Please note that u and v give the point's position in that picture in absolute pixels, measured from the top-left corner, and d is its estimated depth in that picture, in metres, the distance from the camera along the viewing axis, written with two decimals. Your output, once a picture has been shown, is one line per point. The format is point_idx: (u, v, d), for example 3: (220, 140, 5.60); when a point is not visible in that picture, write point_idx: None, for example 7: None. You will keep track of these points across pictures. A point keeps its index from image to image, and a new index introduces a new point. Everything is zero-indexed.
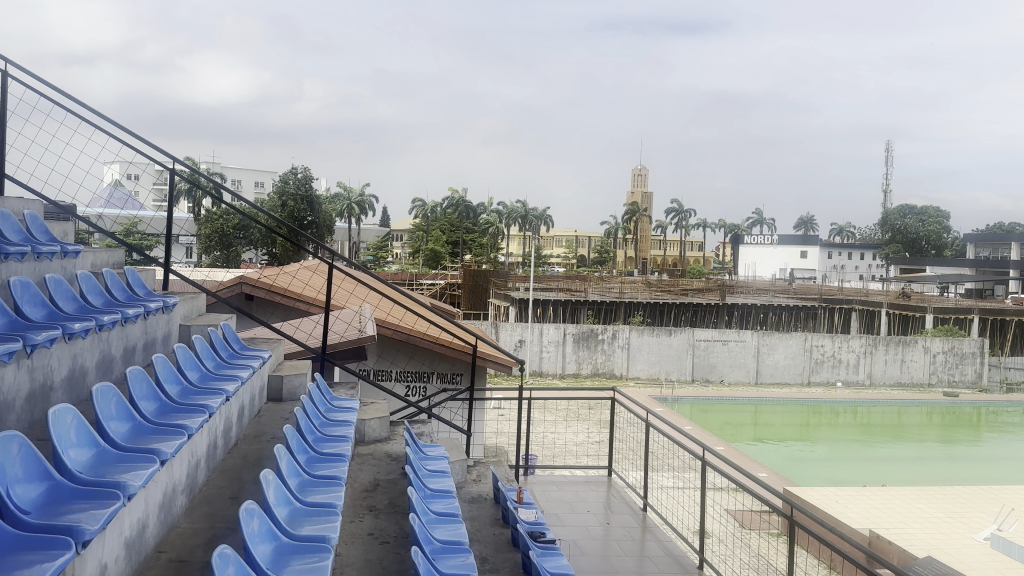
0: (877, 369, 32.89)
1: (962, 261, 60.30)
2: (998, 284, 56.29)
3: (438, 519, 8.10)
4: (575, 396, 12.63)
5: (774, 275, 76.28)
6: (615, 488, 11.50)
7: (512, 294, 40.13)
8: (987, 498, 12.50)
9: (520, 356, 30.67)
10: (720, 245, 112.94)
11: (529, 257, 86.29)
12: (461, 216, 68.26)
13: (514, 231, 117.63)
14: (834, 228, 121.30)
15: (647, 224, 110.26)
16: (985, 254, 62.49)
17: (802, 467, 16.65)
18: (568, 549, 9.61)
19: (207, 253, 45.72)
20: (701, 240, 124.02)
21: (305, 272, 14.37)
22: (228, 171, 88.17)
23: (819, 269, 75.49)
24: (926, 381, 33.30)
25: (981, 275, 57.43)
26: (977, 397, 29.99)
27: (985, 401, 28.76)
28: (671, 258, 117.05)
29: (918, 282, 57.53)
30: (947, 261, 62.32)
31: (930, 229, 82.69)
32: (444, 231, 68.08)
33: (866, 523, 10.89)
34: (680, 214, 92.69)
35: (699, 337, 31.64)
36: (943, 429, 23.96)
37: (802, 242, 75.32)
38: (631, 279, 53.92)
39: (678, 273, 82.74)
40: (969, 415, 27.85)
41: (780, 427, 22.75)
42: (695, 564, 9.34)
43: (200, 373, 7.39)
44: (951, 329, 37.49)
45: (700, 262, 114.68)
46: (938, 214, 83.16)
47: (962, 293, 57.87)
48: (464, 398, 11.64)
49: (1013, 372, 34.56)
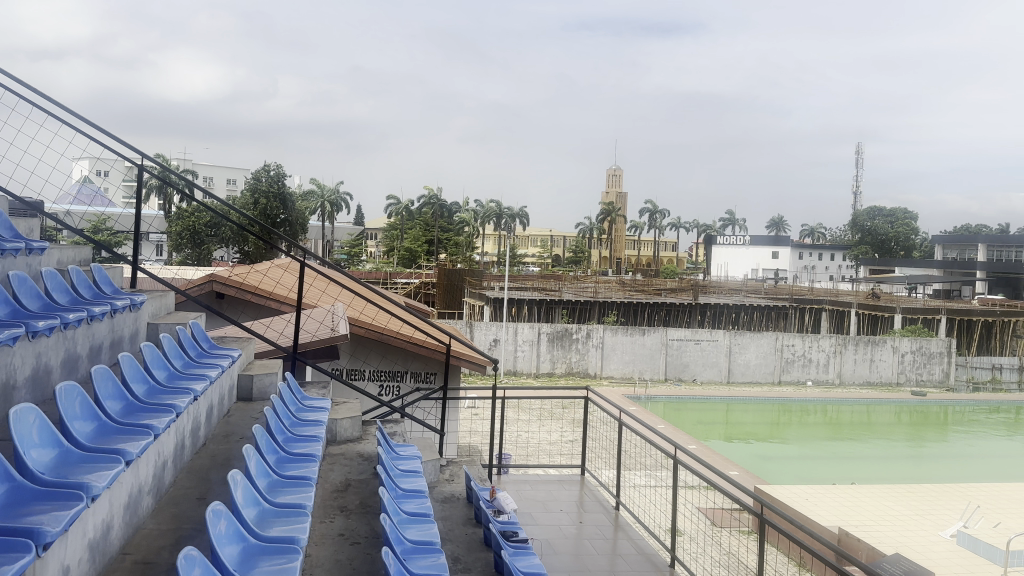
0: (847, 368, 33.25)
1: (930, 261, 61.24)
2: (965, 284, 57.34)
3: (410, 519, 8.05)
4: (549, 396, 12.59)
5: (746, 275, 76.99)
6: (588, 487, 11.50)
7: (487, 293, 40.02)
8: (954, 496, 12.66)
9: (494, 355, 30.61)
10: (694, 245, 113.86)
11: (504, 257, 86.35)
12: (437, 215, 68.00)
13: (489, 231, 117.61)
14: (805, 229, 123.02)
15: (623, 223, 110.55)
16: (952, 256, 63.46)
17: (773, 466, 16.76)
18: (541, 549, 9.59)
19: (178, 251, 45.23)
20: (674, 241, 125.00)
21: (277, 271, 14.21)
22: (199, 168, 87.15)
23: (790, 269, 76.36)
24: (894, 380, 33.76)
25: (949, 275, 58.41)
26: (945, 397, 30.42)
27: (952, 400, 29.22)
28: (645, 258, 117.91)
29: (886, 283, 58.37)
30: (915, 263, 63.26)
31: (899, 231, 83.86)
32: (420, 230, 67.84)
33: (835, 521, 11.01)
34: (653, 215, 93.06)
35: (673, 337, 31.85)
36: (911, 428, 24.27)
37: (774, 242, 76.10)
38: (605, 279, 53.99)
39: (652, 272, 83.08)
40: (937, 414, 28.23)
41: (751, 426, 22.94)
42: (667, 563, 9.38)
43: (168, 373, 7.27)
44: (919, 329, 38.02)
45: (673, 262, 115.62)
46: (907, 215, 84.63)
47: (930, 293, 58.76)
48: (437, 398, 11.58)
49: (980, 372, 34.84)
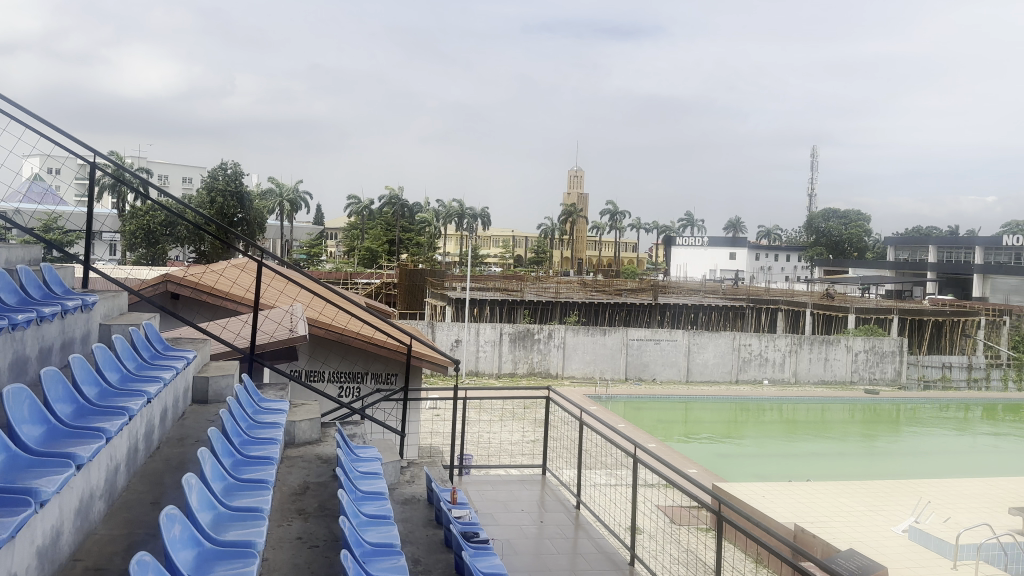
0: (802, 367, 33.86)
1: (882, 263, 62.75)
2: (916, 285, 58.85)
3: (370, 521, 7.98)
4: (510, 395, 12.58)
5: (705, 276, 78.04)
6: (549, 486, 11.53)
7: (448, 294, 39.88)
8: (906, 491, 12.94)
9: (455, 355, 30.55)
10: (654, 246, 115.12)
11: (466, 257, 86.27)
12: (399, 216, 67.65)
13: (451, 232, 117.43)
14: (763, 230, 125.33)
15: (585, 224, 111.20)
16: (904, 257, 65.05)
17: (730, 463, 17.00)
18: (502, 549, 9.57)
19: (132, 251, 44.27)
20: (633, 242, 126.36)
21: (234, 270, 13.99)
22: (154, 166, 85.52)
23: (747, 270, 77.69)
24: (848, 379, 34.45)
25: (900, 275, 59.93)
26: (897, 395, 31.17)
27: (904, 398, 29.94)
28: (607, 259, 118.94)
29: (840, 283, 59.66)
30: (868, 264, 64.77)
31: (853, 232, 85.85)
32: (381, 230, 67.42)
33: (791, 517, 11.19)
34: (614, 216, 93.80)
35: (633, 337, 32.10)
36: (864, 425, 24.81)
37: (731, 244, 77.33)
38: (567, 279, 54.24)
39: (613, 272, 83.67)
40: (889, 412, 28.91)
41: (709, 424, 23.27)
42: (627, 561, 9.44)
43: (120, 374, 7.10)
44: (872, 328, 38.90)
45: (634, 262, 116.79)
46: (859, 218, 86.77)
47: (881, 293, 60.21)
48: (398, 399, 11.51)
49: (929, 370, 35.43)
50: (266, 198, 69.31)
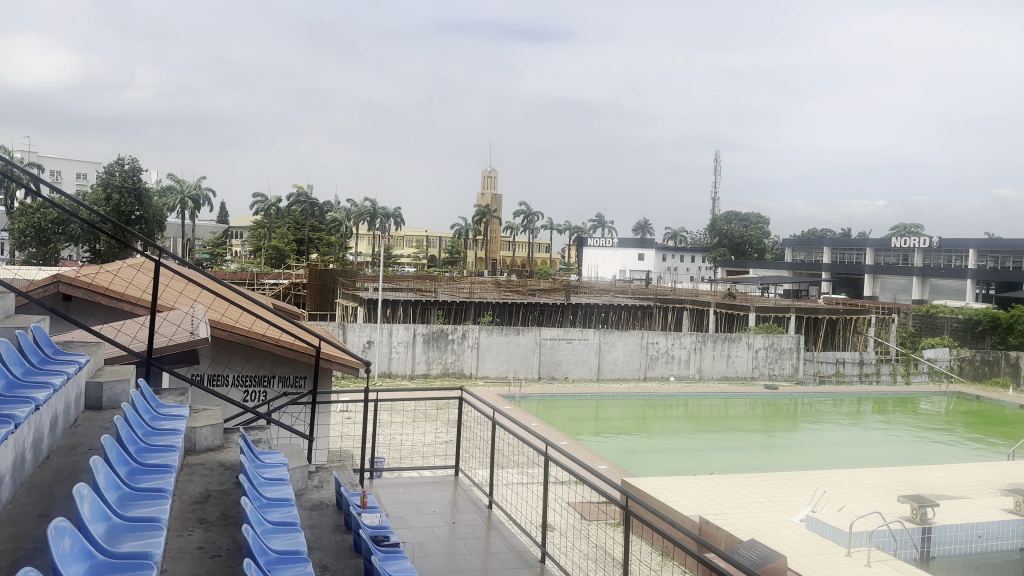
0: (706, 364, 35.01)
1: (781, 264, 65.62)
2: (811, 284, 61.83)
3: (275, 529, 7.76)
4: (423, 397, 12.49)
5: (615, 276, 79.64)
6: (461, 486, 11.49)
7: (360, 294, 39.24)
8: (802, 482, 13.54)
9: (367, 357, 30.12)
10: (568, 246, 116.77)
11: (379, 257, 85.31)
12: (310, 214, 66.17)
13: (364, 231, 115.83)
14: (671, 232, 129.11)
15: (498, 224, 111.72)
16: (800, 258, 68.18)
17: (638, 458, 17.46)
18: (412, 552, 9.49)
19: (19, 250, 41.70)
20: (546, 243, 127.98)
21: (131, 271, 13.37)
22: (46, 161, 80.82)
23: (655, 270, 79.84)
24: (749, 375, 35.80)
25: (797, 275, 62.88)
26: (795, 391, 32.60)
27: (802, 393, 31.39)
28: (521, 258, 120.08)
29: (742, 283, 62.03)
30: (768, 265, 67.61)
31: (754, 234, 89.52)
32: (290, 229, 65.85)
33: (696, 510, 11.53)
34: (528, 216, 94.62)
35: (546, 336, 32.45)
36: (763, 419, 25.84)
37: (640, 245, 79.36)
38: (479, 280, 54.42)
39: (527, 273, 84.23)
40: (787, 406, 30.19)
41: (619, 420, 23.79)
42: (537, 558, 9.52)
43: (4, 381, 6.66)
44: (771, 327, 40.57)
45: (548, 262, 118.23)
46: (761, 221, 90.62)
47: (780, 293, 62.97)
48: (306, 403, 11.26)
49: (826, 366, 37.07)
50: (166, 196, 66.51)
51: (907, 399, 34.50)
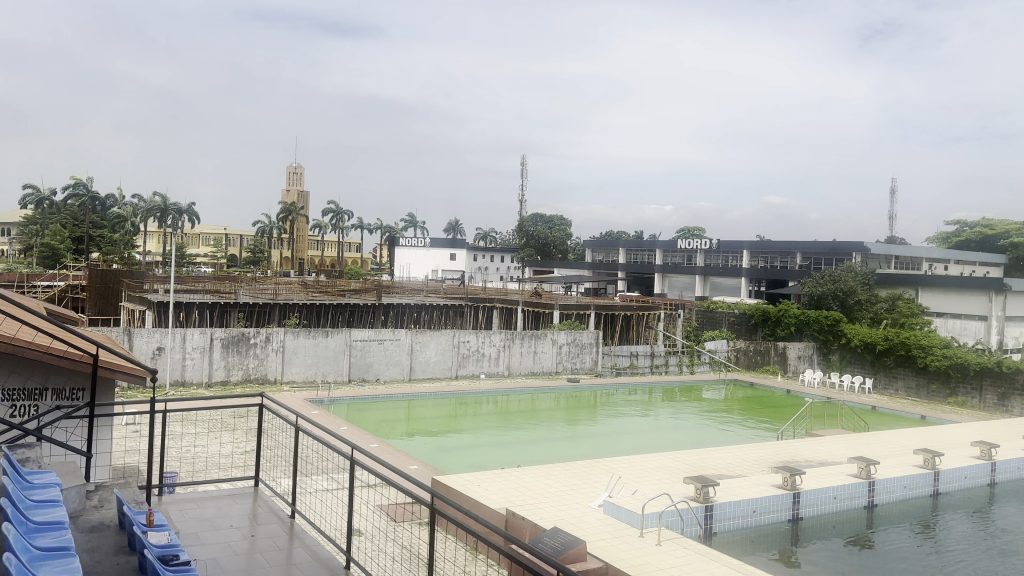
0: (514, 360, 35.81)
1: (580, 263, 68.94)
2: (609, 284, 65.56)
3: (46, 553, 6.93)
4: (223, 404, 11.74)
5: (426, 275, 80.28)
6: (262, 497, 10.94)
7: (149, 296, 36.31)
8: (600, 469, 14.24)
9: (158, 364, 28.10)
10: (379, 245, 115.21)
11: (172, 255, 79.52)
12: (89, 209, 60.18)
13: (154, 229, 107.22)
14: (481, 232, 132.07)
15: (305, 222, 107.84)
16: (598, 258, 71.80)
17: (448, 455, 17.76)
18: (206, 569, 8.90)
19: None
20: (353, 240, 125.77)
21: None
22: None
23: (466, 270, 81.04)
24: (553, 370, 36.72)
25: (596, 275, 66.22)
26: (594, 383, 34.33)
27: (599, 385, 33.15)
28: (330, 259, 117.62)
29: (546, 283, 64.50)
30: (570, 265, 70.79)
31: (556, 235, 93.51)
32: (66, 226, 59.78)
33: (504, 503, 11.80)
34: (337, 215, 92.68)
35: (356, 338, 31.83)
36: (566, 412, 26.95)
37: (450, 245, 80.35)
38: (282, 280, 52.42)
39: (336, 273, 82.65)
40: (588, 398, 31.64)
41: (430, 419, 24.00)
42: (343, 565, 9.27)
43: None
44: (573, 322, 42.31)
45: (360, 262, 116.20)
46: (562, 223, 95.45)
47: (580, 291, 66.30)
48: (84, 416, 10.24)
49: (620, 358, 37.61)
50: None
51: (691, 389, 34.74)
